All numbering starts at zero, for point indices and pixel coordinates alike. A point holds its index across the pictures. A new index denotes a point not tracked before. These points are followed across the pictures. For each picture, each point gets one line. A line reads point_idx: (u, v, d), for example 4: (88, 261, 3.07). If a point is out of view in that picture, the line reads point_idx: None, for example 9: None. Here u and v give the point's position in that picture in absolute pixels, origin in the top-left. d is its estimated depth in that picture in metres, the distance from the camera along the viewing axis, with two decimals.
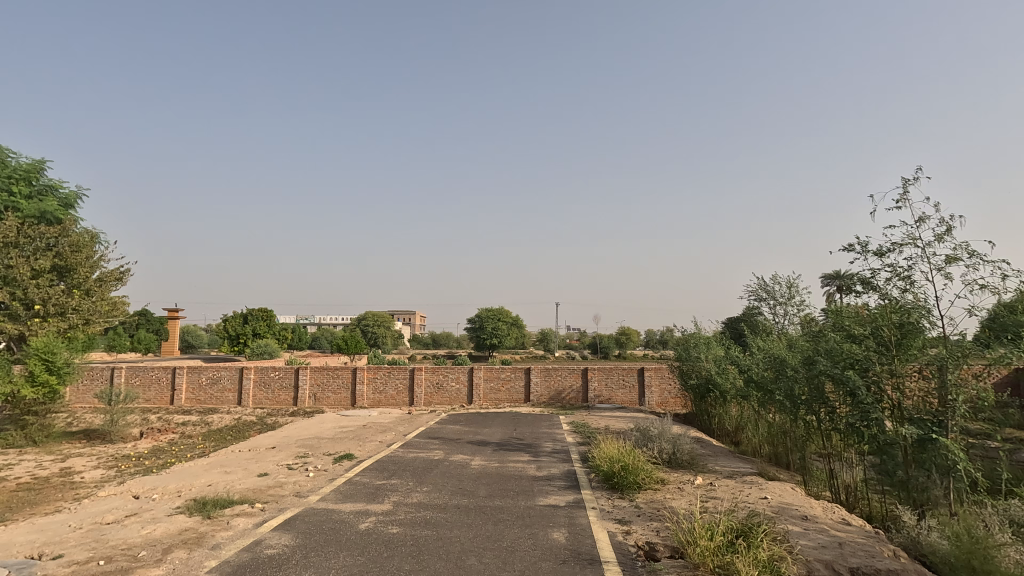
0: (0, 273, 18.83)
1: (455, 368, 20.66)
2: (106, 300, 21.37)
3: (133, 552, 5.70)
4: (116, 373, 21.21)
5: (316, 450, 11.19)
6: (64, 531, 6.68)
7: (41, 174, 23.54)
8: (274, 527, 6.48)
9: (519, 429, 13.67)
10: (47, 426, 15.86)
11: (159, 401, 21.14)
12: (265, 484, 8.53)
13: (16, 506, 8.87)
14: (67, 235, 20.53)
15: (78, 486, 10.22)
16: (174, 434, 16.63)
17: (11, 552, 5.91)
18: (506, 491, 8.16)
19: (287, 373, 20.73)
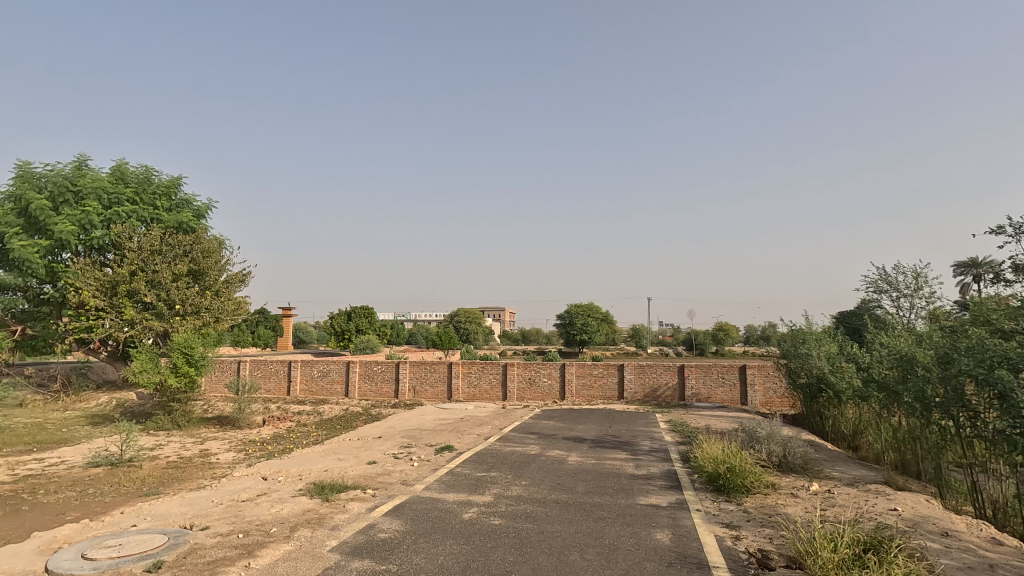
0: (148, 277, 21.51)
1: (548, 364, 20.71)
2: (232, 299, 23.72)
3: (266, 528, 6.29)
4: (242, 365, 23.55)
5: (418, 440, 11.73)
6: (209, 505, 7.52)
7: (179, 189, 26.65)
8: (386, 513, 6.88)
9: (614, 427, 13.46)
10: (188, 411, 17.93)
11: (278, 392, 23.16)
12: (375, 471, 9.08)
13: (167, 482, 10.14)
14: (200, 243, 23.11)
15: (215, 466, 11.48)
16: (291, 422, 18.14)
17: (168, 522, 6.75)
18: (605, 489, 8.07)
19: (389, 368, 21.91)
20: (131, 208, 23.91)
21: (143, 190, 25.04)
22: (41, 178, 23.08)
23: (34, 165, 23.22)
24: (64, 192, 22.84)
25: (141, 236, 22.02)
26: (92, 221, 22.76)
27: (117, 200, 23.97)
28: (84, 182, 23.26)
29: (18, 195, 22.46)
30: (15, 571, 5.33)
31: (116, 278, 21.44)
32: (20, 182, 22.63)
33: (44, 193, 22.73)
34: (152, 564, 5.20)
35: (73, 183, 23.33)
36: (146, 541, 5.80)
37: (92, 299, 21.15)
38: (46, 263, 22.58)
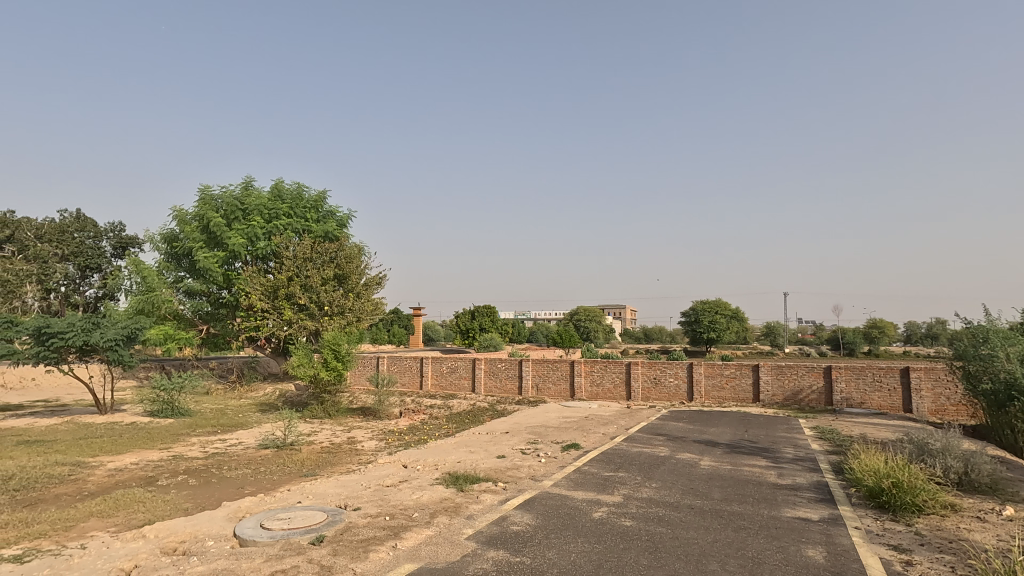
0: (303, 282, 24.20)
1: (674, 363, 19.88)
2: (371, 300, 25.75)
3: (409, 513, 6.75)
4: (380, 361, 25.60)
5: (544, 437, 11.87)
6: (359, 488, 8.27)
7: (325, 202, 29.63)
8: (517, 506, 7.05)
9: (751, 431, 12.55)
10: (336, 402, 19.85)
11: (412, 386, 24.79)
12: (504, 465, 9.35)
13: (323, 464, 11.33)
14: (343, 250, 25.53)
15: (361, 453, 12.59)
16: (425, 415, 19.34)
17: (326, 500, 7.53)
18: (743, 497, 7.54)
19: (512, 365, 22.47)
20: (287, 221, 27.07)
21: (297, 205, 28.13)
22: (218, 199, 26.99)
23: (213, 188, 27.21)
24: (235, 210, 26.47)
25: (295, 245, 24.88)
26: (257, 234, 26.15)
27: (275, 215, 27.27)
28: (250, 200, 26.79)
29: (202, 215, 26.45)
30: (212, 533, 6.28)
31: (277, 283, 24.39)
32: (203, 204, 26.62)
33: (220, 212, 26.56)
34: (316, 537, 5.82)
35: (242, 202, 26.97)
36: (310, 516, 6.51)
37: (259, 302, 24.23)
38: (223, 272, 26.35)
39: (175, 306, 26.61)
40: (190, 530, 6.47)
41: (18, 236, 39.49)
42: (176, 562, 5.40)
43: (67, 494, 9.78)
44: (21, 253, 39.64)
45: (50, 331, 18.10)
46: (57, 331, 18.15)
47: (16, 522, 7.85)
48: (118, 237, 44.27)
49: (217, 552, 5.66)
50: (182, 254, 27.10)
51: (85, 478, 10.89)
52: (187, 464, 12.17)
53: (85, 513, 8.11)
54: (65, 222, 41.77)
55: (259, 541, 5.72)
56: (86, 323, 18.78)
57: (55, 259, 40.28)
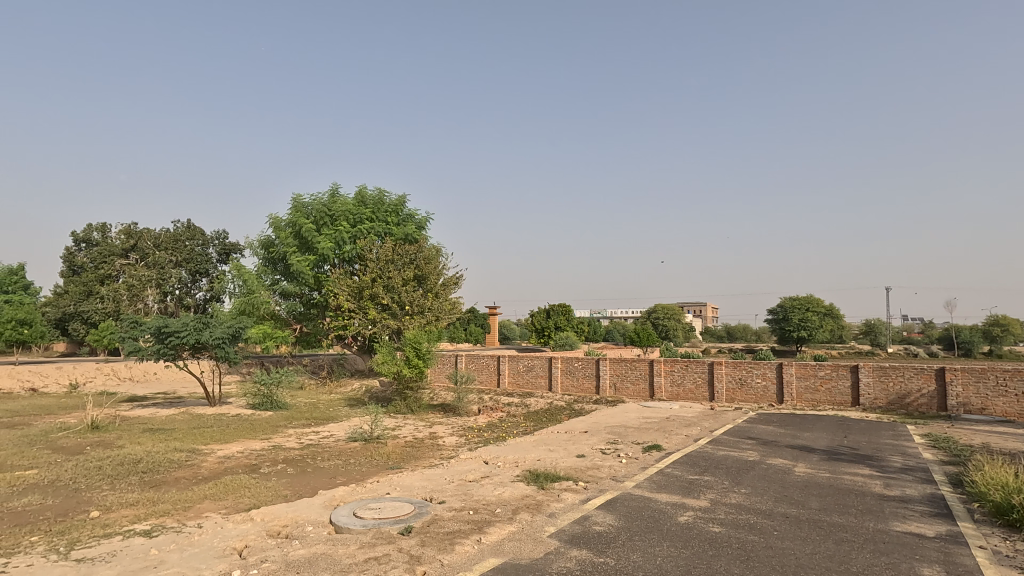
0: (386, 283, 25.29)
1: (761, 363, 18.85)
2: (449, 300, 26.37)
3: (492, 509, 6.87)
4: (459, 359, 26.25)
5: (624, 437, 11.65)
6: (443, 482, 8.51)
7: (405, 206, 30.76)
8: (599, 506, 6.98)
9: (851, 437, 11.64)
10: (418, 398, 20.58)
11: (489, 384, 25.19)
12: (585, 465, 9.28)
13: (408, 458, 11.79)
14: (422, 251, 26.42)
15: (443, 448, 12.97)
16: (503, 412, 19.61)
17: (413, 492, 7.83)
18: (845, 507, 7.02)
19: (589, 364, 22.25)
20: (370, 225, 28.39)
21: (379, 209, 29.43)
22: (308, 206, 28.78)
23: (304, 196, 29.05)
24: (324, 215, 28.11)
25: (378, 248, 26.07)
26: (344, 238, 27.65)
27: (360, 219, 28.68)
28: (337, 207, 28.35)
29: (294, 221, 28.33)
30: (310, 519, 6.70)
31: (362, 284, 25.62)
32: (295, 211, 28.50)
33: (310, 218, 28.31)
34: (404, 528, 6.05)
35: (330, 208, 28.61)
36: (399, 507, 6.78)
37: (346, 302, 25.57)
38: (313, 274, 28.07)
39: (272, 307, 28.70)
40: (291, 515, 6.94)
41: (140, 245, 44.17)
42: (280, 545, 5.81)
43: (185, 477, 10.83)
44: (143, 260, 44.33)
45: (168, 330, 20.11)
46: (174, 330, 20.13)
47: (145, 501, 8.79)
48: (222, 244, 48.32)
49: (316, 537, 6.03)
50: (277, 259, 29.14)
51: (200, 464, 12.02)
52: (285, 454, 13.09)
53: (200, 496, 8.94)
54: (178, 231, 46.18)
55: (353, 528, 6.03)
56: (198, 323, 20.69)
57: (170, 265, 44.67)
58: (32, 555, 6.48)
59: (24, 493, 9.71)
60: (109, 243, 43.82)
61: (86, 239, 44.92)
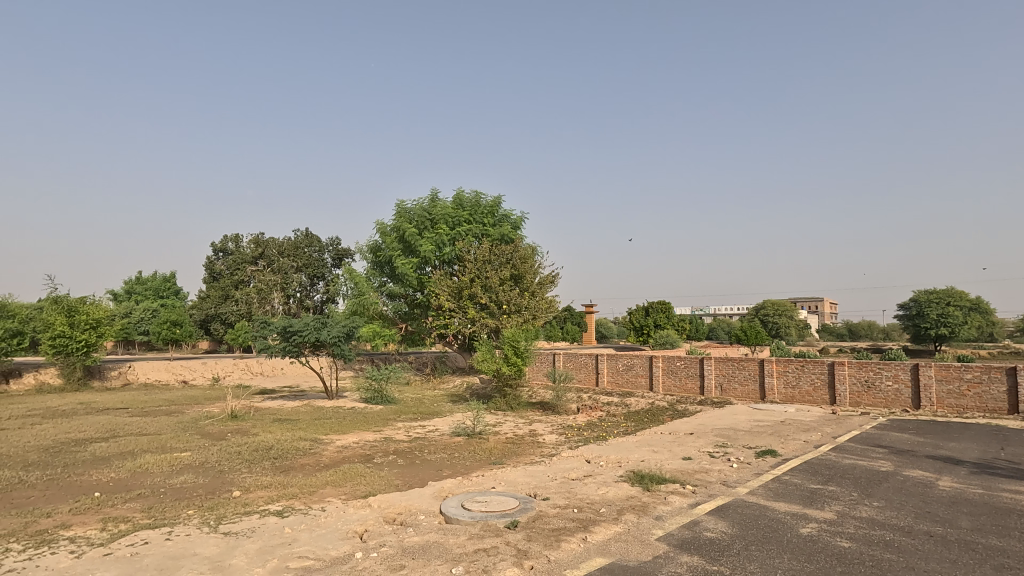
0: (484, 283, 25.94)
1: (892, 364, 16.98)
2: (545, 298, 26.43)
3: (596, 508, 6.80)
4: (557, 358, 26.34)
5: (734, 441, 11.03)
6: (546, 479, 8.57)
7: (501, 207, 31.35)
8: (710, 511, 6.66)
9: (1010, 449, 10.14)
10: (518, 396, 20.89)
11: (588, 382, 24.99)
12: (693, 468, 8.91)
13: (509, 454, 12.01)
14: (518, 251, 26.83)
15: (544, 445, 13.06)
16: (602, 412, 19.37)
17: (517, 488, 7.96)
18: (1004, 529, 6.13)
19: (693, 363, 21.34)
20: (468, 227, 29.30)
21: (476, 211, 30.28)
22: (411, 211, 30.26)
23: (407, 202, 30.59)
24: (425, 219, 29.45)
25: (476, 249, 26.86)
26: (443, 240, 28.77)
27: (458, 222, 29.71)
28: (437, 211, 29.56)
29: (398, 226, 29.95)
30: (422, 508, 7.04)
31: (461, 284, 26.44)
32: (399, 216, 30.11)
33: (413, 223, 29.73)
34: (511, 522, 6.18)
35: (431, 212, 29.90)
36: (504, 502, 6.91)
37: (446, 302, 26.52)
38: (417, 276, 29.46)
39: (380, 307, 30.57)
40: (404, 504, 7.34)
41: (267, 253, 48.90)
42: (396, 531, 6.16)
43: (310, 464, 11.86)
44: (269, 267, 49.04)
45: (292, 330, 22.10)
46: (297, 330, 22.08)
47: (278, 484, 9.73)
48: (335, 250, 52.20)
49: (428, 525, 6.32)
50: (383, 262, 30.93)
51: (322, 452, 13.09)
52: (396, 446, 13.88)
53: (323, 481, 9.72)
54: (298, 239, 50.51)
55: (462, 519, 6.25)
56: (316, 322, 22.52)
57: (292, 270, 49.06)
58: (189, 526, 7.42)
59: (180, 472, 11.15)
60: (241, 251, 48.98)
61: (223, 249, 50.54)
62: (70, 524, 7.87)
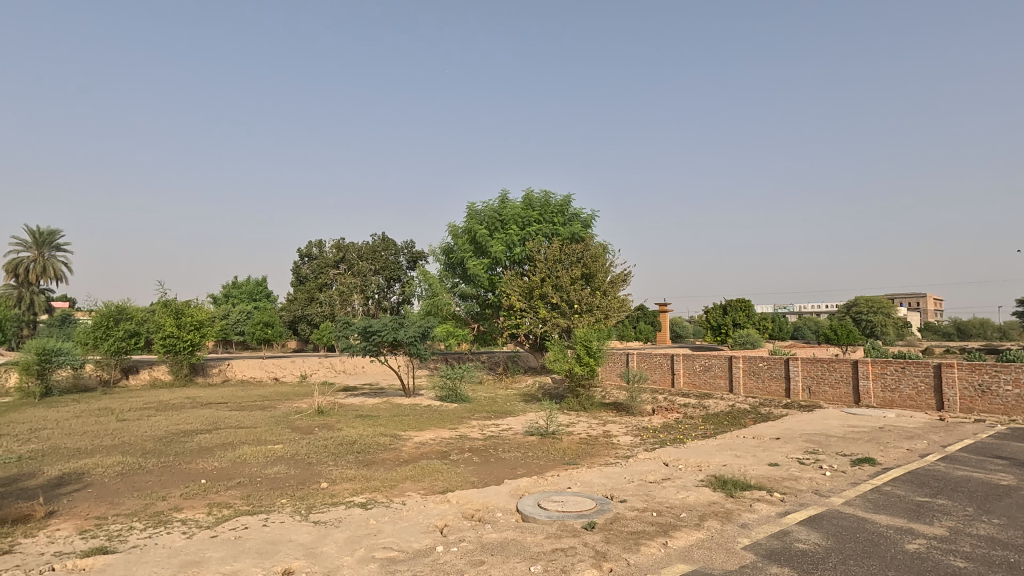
0: (555, 283, 25.88)
1: (1011, 367, 15.22)
2: (617, 297, 25.96)
3: (677, 512, 6.60)
4: (630, 358, 25.86)
5: (826, 447, 10.33)
6: (623, 481, 8.41)
7: (570, 205, 31.18)
8: (802, 522, 6.27)
9: None
10: (590, 396, 20.68)
11: (663, 383, 24.32)
12: (780, 475, 8.43)
13: (583, 455, 11.90)
14: (589, 250, 26.56)
15: (618, 447, 12.84)
16: (678, 413, 18.77)
17: (593, 489, 7.87)
18: None
19: (777, 364, 20.21)
20: (538, 227, 29.38)
21: (546, 211, 30.29)
22: (482, 213, 30.74)
23: (477, 204, 31.11)
24: (495, 221, 29.83)
25: (546, 249, 26.87)
26: (514, 241, 29.02)
27: (528, 222, 29.85)
28: (507, 211, 29.85)
29: (470, 228, 30.52)
30: (499, 506, 7.14)
31: (532, 284, 26.52)
32: (470, 218, 30.69)
33: (484, 225, 30.20)
34: (588, 523, 6.12)
35: (501, 213, 30.24)
36: (581, 502, 6.85)
37: (517, 302, 26.71)
38: (488, 276, 29.89)
39: (453, 308, 31.30)
40: (482, 500, 7.47)
41: (347, 257, 51.41)
42: (475, 526, 6.28)
43: (390, 459, 12.35)
44: (350, 270, 51.56)
45: (371, 330, 23.10)
46: (376, 330, 23.05)
47: (361, 477, 10.20)
48: (410, 253, 53.99)
49: (505, 523, 6.40)
50: (456, 264, 31.61)
51: (401, 448, 13.58)
52: (471, 444, 14.17)
53: (403, 476, 10.09)
54: (376, 243, 52.71)
55: (539, 518, 6.27)
56: (394, 323, 23.39)
57: (370, 273, 51.33)
58: (283, 514, 7.94)
59: (274, 463, 11.95)
60: (324, 256, 51.74)
61: (308, 254, 53.67)
62: (181, 507, 8.65)
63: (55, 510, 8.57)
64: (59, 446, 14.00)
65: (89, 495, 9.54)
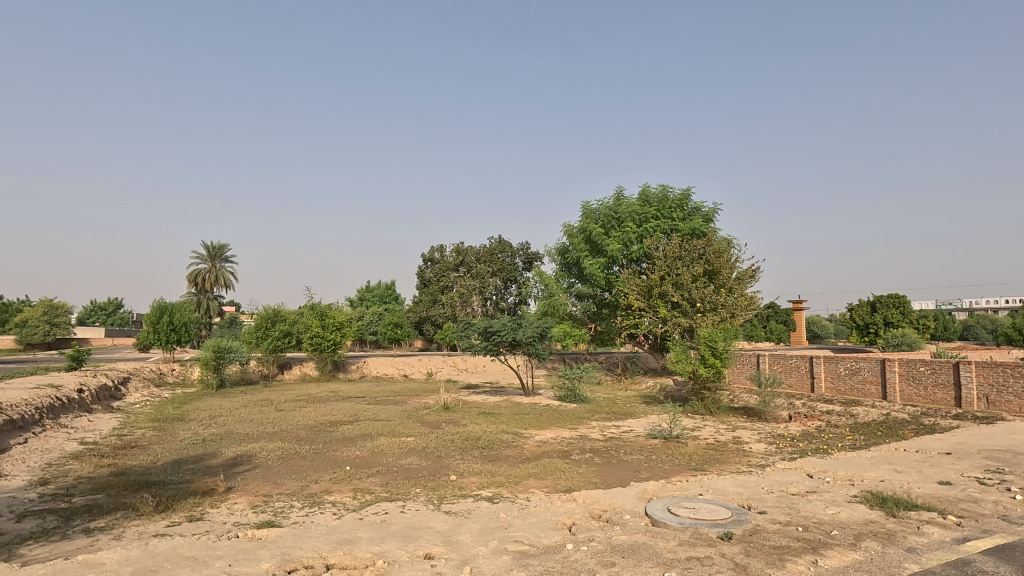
0: (675, 280, 24.85)
1: None
2: (745, 295, 24.30)
3: (827, 529, 6.02)
4: (762, 360, 24.07)
5: (1014, 467, 8.80)
6: (760, 491, 7.85)
7: (690, 199, 29.79)
8: (987, 551, 5.41)
9: None
10: (717, 399, 19.56)
11: (801, 388, 22.33)
12: (955, 495, 7.33)
13: (712, 461, 11.29)
14: (712, 245, 25.19)
15: (751, 454, 12.01)
16: (821, 421, 17.08)
17: (728, 497, 7.44)
18: None
19: (943, 369, 17.56)
20: (656, 223, 28.47)
21: (664, 206, 29.26)
22: (597, 212, 30.41)
23: (592, 203, 30.84)
24: (611, 219, 29.38)
25: (664, 246, 25.86)
26: (631, 238, 28.37)
27: (645, 218, 29.03)
28: (623, 209, 29.24)
29: (585, 227, 30.37)
30: (627, 508, 7.02)
31: (651, 283, 25.71)
32: (585, 218, 30.52)
33: (599, 223, 29.86)
34: (724, 533, 5.81)
35: (616, 211, 29.70)
36: (715, 511, 6.51)
37: (636, 301, 26.06)
38: (604, 276, 29.51)
39: (569, 307, 31.35)
40: (609, 502, 7.39)
41: (467, 260, 53.64)
42: (603, 527, 6.24)
43: (514, 456, 12.67)
44: (469, 273, 53.76)
45: (492, 330, 23.87)
46: (496, 330, 23.79)
47: (487, 472, 10.58)
48: (526, 254, 55.01)
49: (634, 526, 6.28)
50: (571, 264, 31.57)
51: (523, 446, 13.88)
52: (592, 444, 14.07)
53: (526, 473, 10.29)
54: (493, 246, 54.34)
55: (670, 524, 6.05)
56: (513, 323, 23.97)
57: (488, 275, 53.10)
58: (418, 503, 8.48)
59: (408, 454, 12.82)
60: (445, 260, 54.37)
61: (431, 258, 56.79)
62: (331, 490, 9.59)
63: (232, 486, 9.94)
64: (232, 431, 16.22)
65: (259, 474, 10.95)
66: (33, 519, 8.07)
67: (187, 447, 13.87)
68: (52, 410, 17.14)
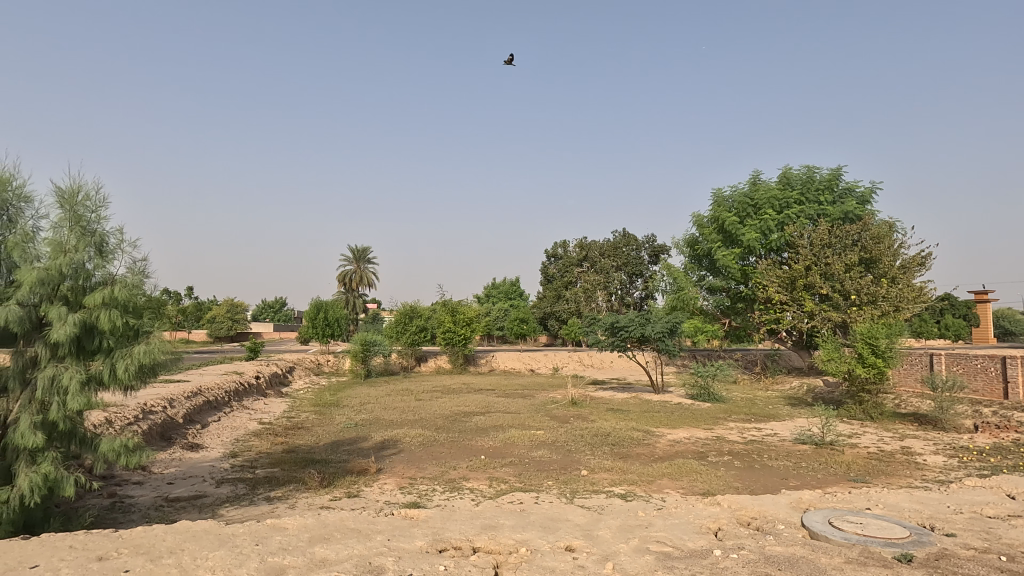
0: (824, 271, 22.45)
1: None
2: (912, 286, 21.22)
3: None
4: (937, 360, 20.92)
5: None
6: (945, 510, 6.80)
7: (841, 179, 26.70)
8: None
9: None
10: (879, 404, 17.37)
11: (990, 393, 19.05)
12: None
13: (876, 472, 10.01)
14: (869, 229, 22.38)
15: (926, 467, 10.45)
16: (1018, 433, 14.40)
17: (903, 515, 6.56)
18: None
19: None
20: (800, 208, 26.01)
21: (809, 189, 26.61)
22: (730, 199, 28.54)
23: (724, 191, 29.00)
24: (747, 207, 27.39)
25: (810, 233, 23.51)
26: (770, 226, 26.16)
27: (787, 204, 26.60)
28: (760, 195, 27.09)
29: (716, 217, 28.68)
30: (779, 517, 6.50)
31: (794, 274, 23.48)
32: (717, 206, 28.79)
33: (733, 212, 27.99)
34: (901, 554, 5.14)
35: (753, 197, 27.62)
36: (889, 529, 5.77)
37: (777, 294, 23.99)
38: (740, 267, 27.56)
39: (700, 302, 29.76)
40: (758, 509, 6.89)
41: (590, 255, 53.21)
42: (754, 535, 5.84)
43: (646, 455, 12.32)
44: (593, 268, 53.30)
45: (619, 325, 23.42)
46: (623, 325, 23.29)
47: (619, 469, 10.40)
48: (652, 247, 53.20)
49: (789, 536, 5.80)
50: (702, 255, 30.00)
51: (656, 444, 13.47)
52: (731, 446, 13.24)
53: (660, 473, 9.96)
54: (617, 240, 53.08)
55: (833, 538, 5.50)
56: (640, 318, 23.35)
57: (614, 270, 52.19)
58: (552, 495, 8.60)
59: (539, 447, 13.05)
60: (569, 256, 54.47)
61: (554, 255, 57.20)
62: (469, 477, 10.11)
63: (382, 468, 10.86)
64: (380, 417, 17.77)
65: (404, 459, 11.86)
66: (228, 485, 9.52)
67: (342, 430, 15.46)
68: (237, 393, 20.09)
